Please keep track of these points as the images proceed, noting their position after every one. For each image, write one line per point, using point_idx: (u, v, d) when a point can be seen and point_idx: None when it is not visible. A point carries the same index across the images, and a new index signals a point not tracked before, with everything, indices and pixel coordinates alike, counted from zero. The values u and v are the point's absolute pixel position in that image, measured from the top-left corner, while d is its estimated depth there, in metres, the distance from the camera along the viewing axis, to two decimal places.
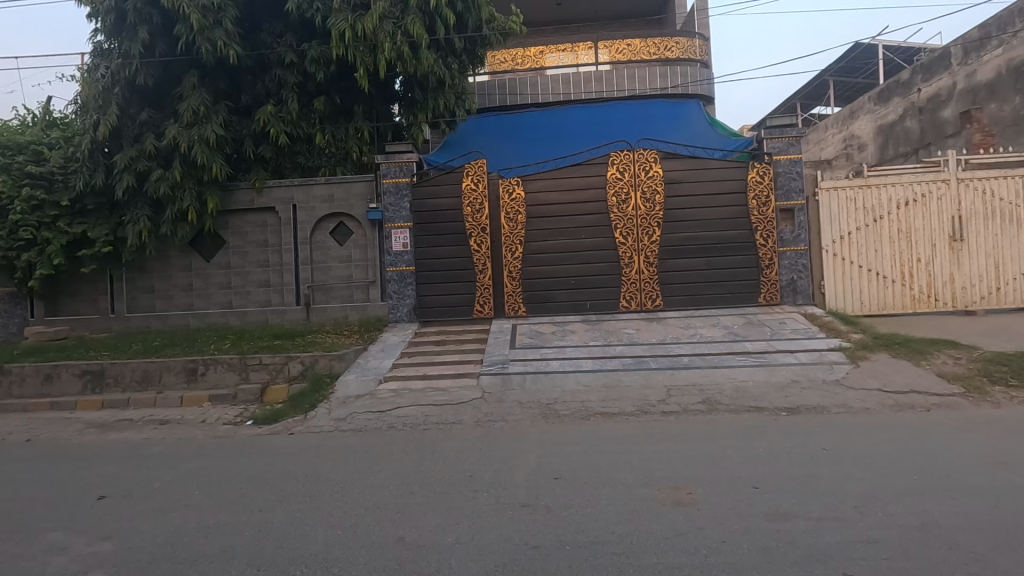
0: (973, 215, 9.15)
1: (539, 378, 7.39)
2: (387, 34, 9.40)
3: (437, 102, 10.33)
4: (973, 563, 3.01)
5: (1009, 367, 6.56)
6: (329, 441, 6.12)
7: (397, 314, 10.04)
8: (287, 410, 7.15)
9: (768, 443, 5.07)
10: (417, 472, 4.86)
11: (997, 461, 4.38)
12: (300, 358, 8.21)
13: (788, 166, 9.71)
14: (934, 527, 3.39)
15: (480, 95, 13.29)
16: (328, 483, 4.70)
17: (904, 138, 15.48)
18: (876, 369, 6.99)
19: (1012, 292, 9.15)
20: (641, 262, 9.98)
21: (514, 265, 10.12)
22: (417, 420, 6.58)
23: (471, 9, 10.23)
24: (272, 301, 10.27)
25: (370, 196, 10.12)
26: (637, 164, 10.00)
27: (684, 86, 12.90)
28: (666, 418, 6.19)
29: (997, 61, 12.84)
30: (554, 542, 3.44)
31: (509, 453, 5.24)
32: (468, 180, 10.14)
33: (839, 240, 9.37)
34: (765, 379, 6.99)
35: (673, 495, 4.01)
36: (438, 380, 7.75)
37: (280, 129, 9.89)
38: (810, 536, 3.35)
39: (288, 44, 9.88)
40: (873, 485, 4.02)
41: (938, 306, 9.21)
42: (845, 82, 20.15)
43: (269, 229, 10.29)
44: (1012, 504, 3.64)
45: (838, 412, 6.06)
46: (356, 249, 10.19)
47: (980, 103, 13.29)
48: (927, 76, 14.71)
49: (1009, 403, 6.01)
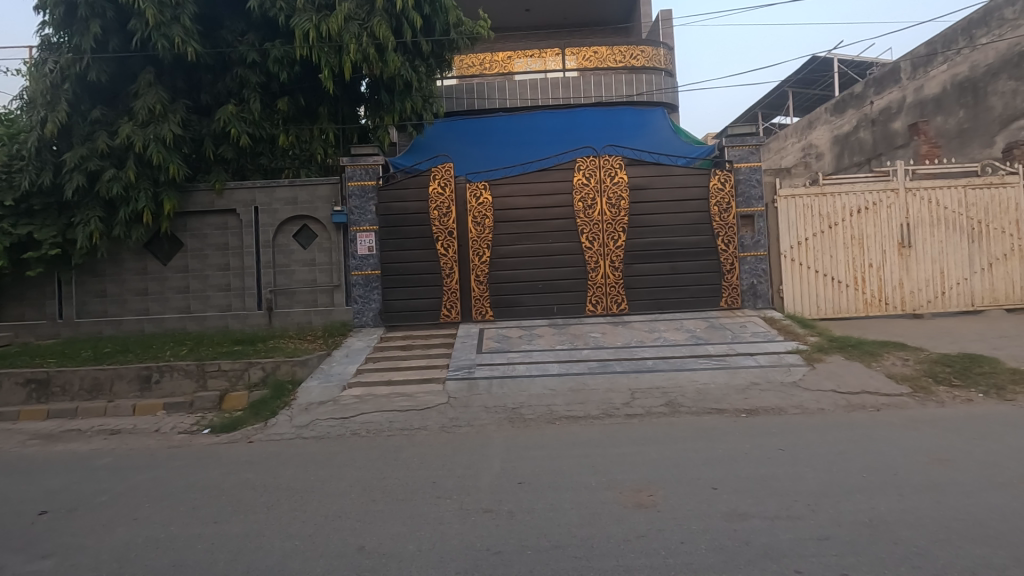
0: (920, 223, 9.59)
1: (505, 383, 7.39)
2: (353, 36, 9.29)
3: (404, 105, 10.31)
4: (915, 556, 3.14)
5: (952, 368, 6.89)
6: (290, 448, 5.98)
7: (362, 319, 9.92)
8: (248, 418, 6.95)
9: (727, 444, 5.19)
10: (380, 479, 4.79)
11: (940, 458, 4.58)
12: (261, 364, 8.03)
13: (748, 174, 9.99)
14: (881, 522, 3.53)
15: (448, 99, 13.26)
16: (287, 492, 4.60)
17: (858, 148, 16.15)
18: (831, 371, 7.23)
19: (956, 296, 9.61)
20: (607, 266, 10.09)
21: (482, 270, 10.11)
22: (381, 426, 6.51)
23: (438, 12, 10.19)
24: (232, 305, 10.00)
25: (335, 198, 9.97)
26: (602, 170, 10.13)
27: (650, 94, 13.13)
28: (630, 421, 6.28)
29: (942, 77, 13.69)
30: (516, 546, 3.45)
31: (474, 458, 5.22)
32: (434, 184, 10.09)
33: (796, 246, 9.73)
34: (725, 381, 7.16)
35: (634, 497, 4.08)
36: (404, 385, 7.66)
37: (241, 129, 9.63)
38: (764, 535, 3.43)
39: (250, 43, 9.65)
40: (824, 483, 4.17)
41: (887, 309, 9.62)
42: (803, 93, 20.92)
43: (230, 231, 10.03)
44: (953, 499, 3.82)
45: (795, 413, 6.24)
46: (320, 253, 10.02)
47: (927, 116, 14.08)
48: (879, 89, 15.43)
49: (953, 402, 6.29)
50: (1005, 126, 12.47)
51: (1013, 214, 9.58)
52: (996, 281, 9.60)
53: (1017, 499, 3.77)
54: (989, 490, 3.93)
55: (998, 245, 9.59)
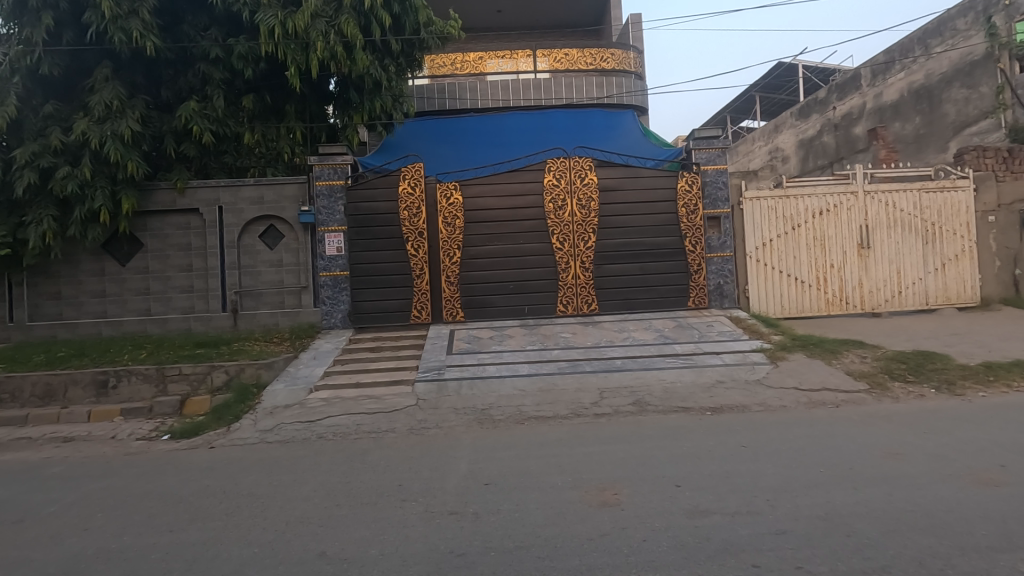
0: (878, 225, 9.92)
1: (475, 384, 7.36)
2: (320, 33, 9.12)
3: (374, 104, 10.17)
4: (867, 548, 3.23)
5: (907, 365, 7.14)
6: (253, 453, 5.85)
7: (331, 320, 9.79)
8: (210, 423, 6.77)
9: (691, 442, 5.27)
10: (345, 483, 4.72)
11: (893, 452, 4.73)
12: (224, 367, 7.83)
13: (714, 176, 10.19)
14: (836, 515, 3.63)
15: (419, 98, 13.14)
16: (248, 498, 4.48)
17: (822, 152, 16.72)
18: (793, 369, 7.41)
19: (912, 296, 9.97)
20: (577, 267, 10.15)
21: (452, 271, 10.07)
22: (348, 429, 6.42)
23: (408, 11, 10.07)
24: (195, 307, 9.74)
25: (303, 198, 9.81)
26: (572, 171, 10.19)
27: (619, 96, 13.26)
28: (598, 420, 6.34)
29: (900, 84, 14.49)
30: (479, 548, 3.44)
31: (441, 460, 5.19)
32: (404, 184, 10.00)
33: (761, 247, 9.95)
34: (692, 380, 7.28)
35: (600, 496, 4.11)
36: (372, 388, 7.57)
37: (203, 127, 9.35)
38: (724, 530, 3.50)
39: (213, 38, 9.40)
40: (784, 478, 4.26)
41: (848, 308, 9.92)
42: (770, 98, 21.46)
43: (192, 231, 9.77)
44: (903, 491, 3.95)
45: (757, 411, 6.37)
46: (287, 253, 9.84)
47: (886, 121, 14.89)
48: (841, 95, 16.17)
49: (907, 398, 6.52)
50: (957, 133, 13.29)
51: (964, 217, 9.98)
52: (949, 281, 9.99)
53: (963, 491, 3.92)
54: (937, 482, 4.07)
55: (950, 246, 9.97)
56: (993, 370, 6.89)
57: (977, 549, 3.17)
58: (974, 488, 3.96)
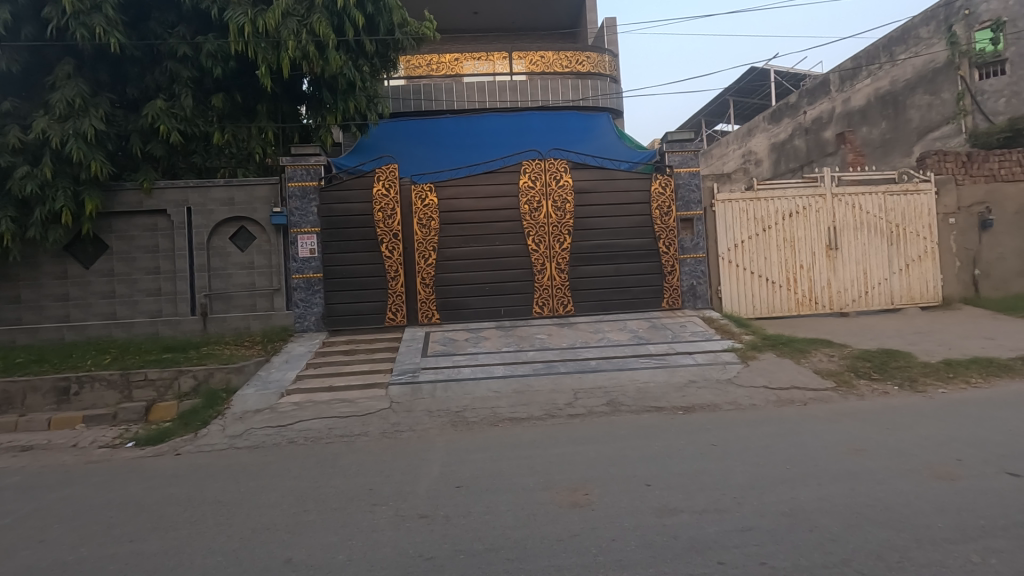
0: (845, 227, 10.16)
1: (450, 386, 7.33)
2: (291, 32, 8.99)
3: (347, 105, 10.06)
4: (828, 542, 3.29)
5: (872, 363, 7.34)
6: (220, 459, 5.73)
7: (304, 323, 9.65)
8: (177, 429, 6.59)
9: (663, 441, 5.33)
10: (314, 488, 4.65)
11: (857, 448, 4.84)
12: (192, 372, 7.69)
13: (687, 178, 10.33)
14: (800, 511, 3.70)
15: (395, 99, 13.05)
16: (214, 506, 4.38)
17: (793, 156, 17.16)
18: (763, 368, 7.55)
19: (878, 295, 10.24)
20: (553, 269, 10.18)
21: (428, 272, 10.01)
22: (320, 433, 6.33)
23: (382, 12, 9.98)
24: (163, 311, 9.51)
25: (275, 198, 9.66)
26: (548, 173, 10.23)
27: (595, 99, 13.35)
28: (572, 421, 6.36)
29: (867, 90, 15.00)
30: (449, 552, 3.41)
31: (413, 463, 5.14)
32: (379, 185, 9.91)
33: (733, 248, 10.11)
34: (665, 380, 7.36)
35: (571, 496, 4.12)
36: (345, 392, 7.47)
37: (171, 126, 9.13)
38: (692, 528, 3.54)
39: (180, 35, 9.21)
40: (751, 476, 4.34)
41: (817, 308, 10.14)
42: (743, 102, 21.88)
43: (160, 233, 9.55)
44: (866, 486, 4.04)
45: (728, 409, 6.47)
46: (259, 255, 9.67)
47: (854, 126, 15.35)
48: (811, 100, 16.57)
49: (871, 395, 6.70)
50: (921, 138, 13.89)
51: (927, 219, 10.29)
52: (913, 281, 10.29)
53: (922, 485, 4.03)
54: (898, 476, 4.19)
55: (914, 247, 10.28)
56: (953, 367, 7.12)
57: (932, 541, 3.26)
58: (932, 482, 4.07)
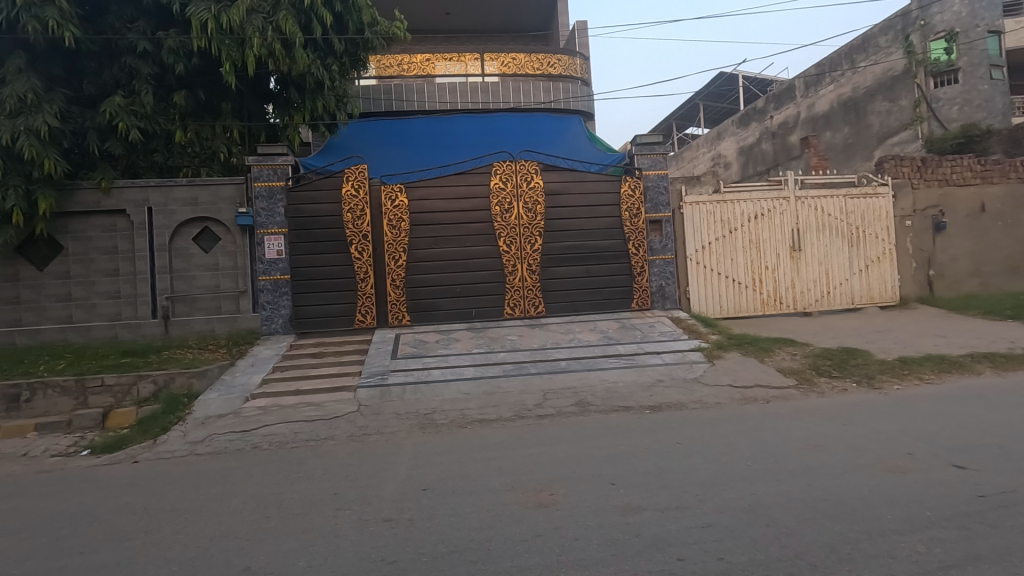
0: (808, 229, 10.44)
1: (419, 389, 7.28)
2: (256, 29, 8.83)
3: (315, 104, 9.96)
4: (784, 536, 3.38)
5: (832, 361, 7.56)
6: (180, 466, 5.58)
7: (271, 326, 9.47)
8: (135, 436, 6.38)
9: (629, 440, 5.39)
10: (277, 494, 4.56)
11: (815, 445, 4.98)
12: (152, 378, 7.47)
13: (656, 181, 10.48)
14: (758, 507, 3.78)
15: (365, 99, 12.92)
16: (171, 514, 4.27)
17: (761, 159, 17.59)
18: (728, 367, 7.70)
19: (839, 295, 10.55)
20: (524, 270, 10.21)
21: (398, 274, 9.93)
22: (285, 438, 6.22)
23: (351, 10, 9.85)
24: (123, 314, 9.21)
25: (240, 198, 9.47)
26: (519, 175, 10.27)
27: (566, 101, 13.44)
28: (541, 421, 6.38)
29: (830, 96, 15.44)
30: (412, 555, 3.39)
31: (380, 466, 5.10)
32: (348, 185, 9.80)
33: (701, 249, 10.29)
34: (633, 379, 7.46)
35: (536, 497, 4.13)
36: (312, 395, 7.35)
37: (130, 123, 8.86)
38: (653, 526, 3.59)
39: (140, 31, 8.98)
40: (713, 473, 4.41)
41: (782, 308, 10.40)
42: (713, 106, 22.32)
43: (119, 233, 9.25)
44: (821, 481, 4.16)
45: (694, 408, 6.59)
46: (223, 256, 9.46)
47: (818, 130, 15.79)
48: (778, 105, 16.98)
49: (831, 392, 6.89)
50: (881, 143, 14.43)
51: (885, 221, 10.65)
52: (872, 281, 10.63)
53: (875, 478, 4.17)
54: (852, 471, 4.33)
55: (873, 248, 10.62)
56: (907, 364, 7.39)
57: (882, 532, 3.37)
58: (884, 475, 4.22)
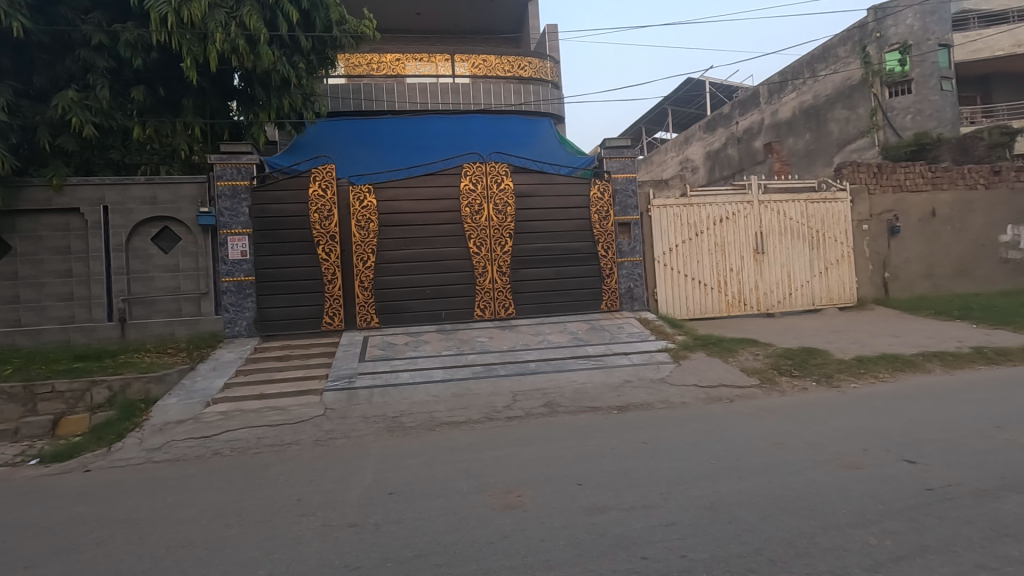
0: (771, 232, 10.72)
1: (388, 392, 7.20)
2: (219, 24, 8.60)
3: (281, 102, 9.75)
4: (745, 533, 3.45)
5: (793, 361, 7.78)
6: (136, 475, 5.38)
7: (234, 329, 9.23)
8: (88, 444, 6.13)
9: (597, 441, 5.43)
10: (238, 502, 4.44)
11: (776, 443, 5.10)
12: (106, 383, 7.19)
13: (624, 184, 10.61)
14: (720, 505, 3.85)
15: (333, 98, 12.72)
16: (125, 524, 4.11)
17: (727, 164, 18.02)
18: (694, 367, 7.85)
19: (801, 296, 10.86)
20: (494, 271, 10.20)
21: (366, 275, 9.80)
22: (247, 443, 6.06)
23: (318, 7, 9.70)
24: (76, 317, 8.85)
25: (201, 198, 9.21)
26: (489, 176, 10.26)
27: (537, 104, 13.53)
28: (509, 423, 6.38)
29: (792, 103, 15.97)
30: (376, 560, 3.34)
31: (346, 471, 5.01)
32: (315, 186, 9.63)
33: (667, 252, 10.47)
34: (602, 380, 7.54)
35: (503, 499, 4.13)
36: (277, 399, 7.19)
37: (84, 119, 8.53)
38: (619, 525, 3.62)
39: (95, 22, 8.65)
40: (677, 472, 4.49)
41: (746, 309, 10.65)
42: (681, 111, 22.75)
43: (72, 233, 8.88)
44: (781, 478, 4.27)
45: (660, 408, 6.69)
46: (184, 257, 9.19)
47: (781, 136, 16.26)
48: (743, 111, 17.45)
49: (792, 391, 7.09)
50: (840, 149, 14.94)
51: (843, 225, 11.01)
52: (831, 283, 10.99)
53: (832, 474, 4.30)
54: (811, 467, 4.45)
55: (832, 251, 10.98)
56: (863, 363, 7.65)
57: (837, 526, 3.48)
58: (840, 471, 4.36)
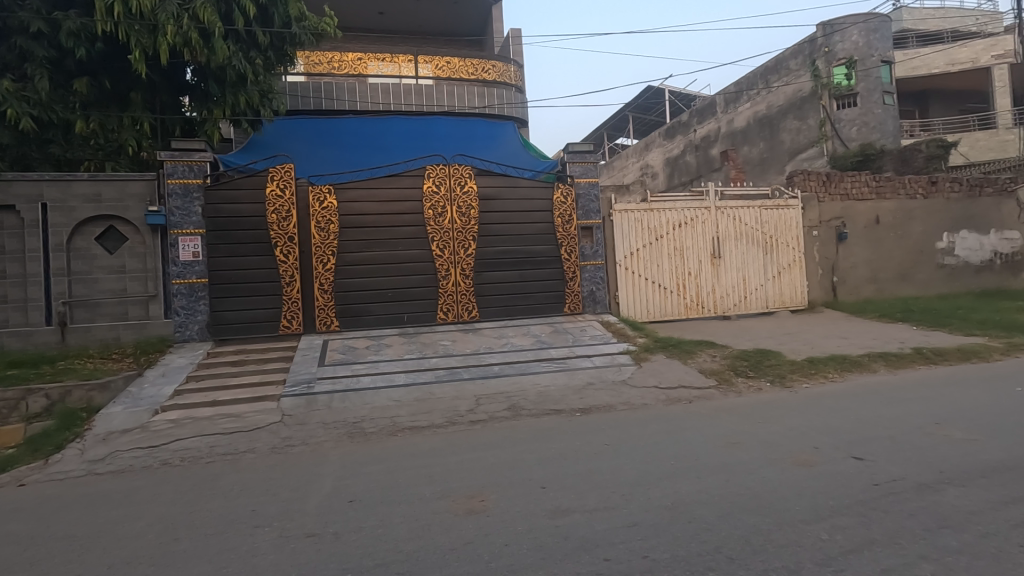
0: (727, 237, 11.04)
1: (348, 396, 7.05)
2: (171, 16, 8.26)
3: (237, 98, 9.32)
4: (703, 532, 3.52)
5: (748, 362, 8.03)
6: (76, 488, 5.07)
7: (185, 333, 8.87)
8: (22, 457, 5.71)
9: (560, 443, 5.44)
10: (188, 514, 4.25)
11: (733, 442, 5.24)
12: (44, 391, 6.72)
13: (587, 189, 10.73)
14: (681, 505, 3.92)
15: (292, 96, 12.40)
16: (64, 541, 3.87)
17: (685, 170, 18.50)
18: (654, 368, 8.00)
19: (755, 300, 11.22)
20: (457, 274, 10.14)
21: (326, 278, 9.57)
22: (199, 452, 5.81)
23: (277, 3, 9.42)
24: (10, 321, 8.32)
25: (150, 197, 8.84)
26: (453, 179, 10.19)
27: (500, 107, 13.54)
28: (473, 427, 6.33)
29: (746, 113, 16.57)
30: (335, 571, 3.24)
31: (305, 479, 4.87)
32: (273, 186, 9.35)
33: (629, 255, 10.64)
34: (565, 382, 7.59)
35: (466, 504, 4.09)
36: (231, 406, 6.93)
37: (20, 111, 8.07)
38: (582, 527, 3.64)
39: (34, 9, 8.19)
40: (639, 472, 4.55)
41: (704, 312, 10.93)
42: (642, 118, 23.22)
43: (6, 232, 8.35)
44: (738, 477, 4.37)
45: (622, 409, 6.78)
46: (131, 258, 8.78)
47: (736, 144, 16.85)
48: (700, 119, 18.02)
49: (748, 391, 7.31)
50: (792, 158, 15.56)
51: (795, 231, 11.45)
52: (784, 287, 11.40)
53: (786, 472, 4.44)
54: (766, 466, 4.59)
55: (785, 256, 11.39)
56: (814, 364, 7.97)
57: (791, 523, 3.59)
58: (794, 469, 4.50)
